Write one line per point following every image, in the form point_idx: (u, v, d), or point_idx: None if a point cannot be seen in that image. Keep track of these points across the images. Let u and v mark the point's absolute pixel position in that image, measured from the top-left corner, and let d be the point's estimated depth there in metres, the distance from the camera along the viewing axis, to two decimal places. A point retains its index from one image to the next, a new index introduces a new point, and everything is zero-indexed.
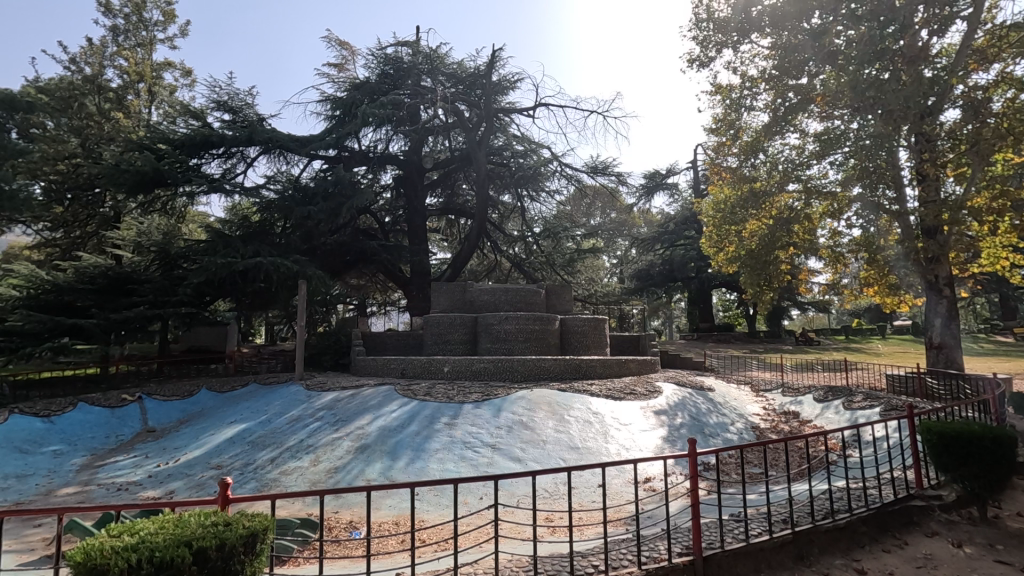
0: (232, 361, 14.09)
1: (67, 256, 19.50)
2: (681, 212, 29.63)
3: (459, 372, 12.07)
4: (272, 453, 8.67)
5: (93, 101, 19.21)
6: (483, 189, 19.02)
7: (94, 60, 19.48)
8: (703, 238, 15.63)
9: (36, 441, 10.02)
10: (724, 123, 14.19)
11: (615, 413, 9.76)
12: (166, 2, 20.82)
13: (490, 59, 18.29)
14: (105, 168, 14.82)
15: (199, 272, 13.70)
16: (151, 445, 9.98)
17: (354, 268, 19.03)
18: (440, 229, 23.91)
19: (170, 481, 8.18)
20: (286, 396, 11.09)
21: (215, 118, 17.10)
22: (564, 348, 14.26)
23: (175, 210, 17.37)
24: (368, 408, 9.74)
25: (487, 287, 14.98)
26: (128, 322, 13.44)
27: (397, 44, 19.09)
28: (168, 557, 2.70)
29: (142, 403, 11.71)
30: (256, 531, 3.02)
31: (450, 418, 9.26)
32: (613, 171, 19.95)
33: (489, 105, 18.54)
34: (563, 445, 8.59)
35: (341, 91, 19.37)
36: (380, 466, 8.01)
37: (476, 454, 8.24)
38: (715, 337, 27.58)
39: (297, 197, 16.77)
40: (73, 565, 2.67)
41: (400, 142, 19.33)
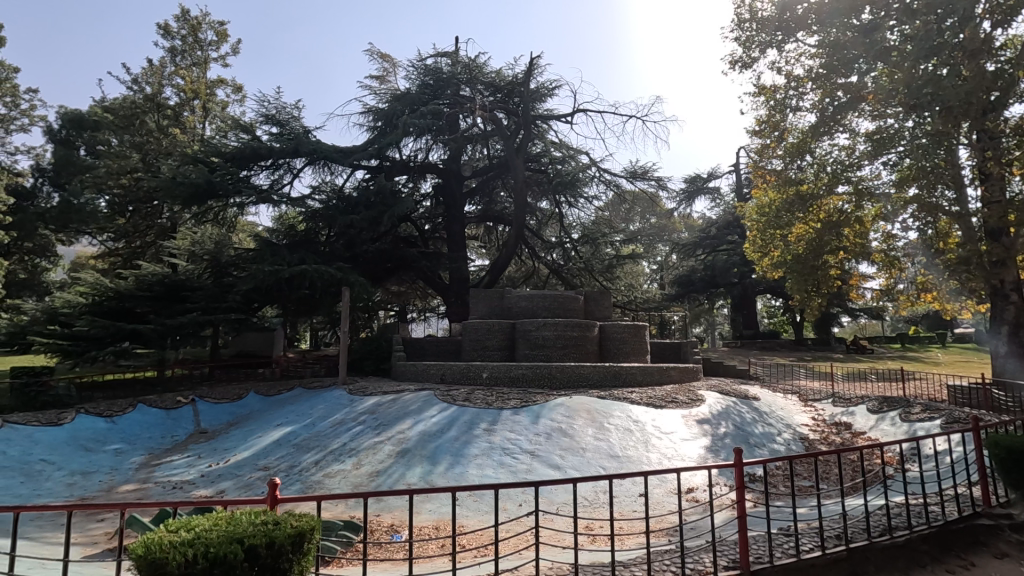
0: (279, 366, 14.61)
1: (128, 265, 20.59)
2: (724, 217, 28.92)
3: (497, 378, 12.12)
4: (317, 455, 8.88)
5: (152, 119, 20.24)
6: (521, 196, 19.12)
7: (153, 79, 20.56)
8: (746, 242, 15.26)
9: (99, 440, 10.57)
10: (768, 124, 13.80)
11: (656, 421, 9.58)
12: (219, 23, 21.80)
13: (529, 67, 18.39)
14: (162, 181, 15.64)
15: (249, 279, 14.27)
16: (203, 446, 10.39)
17: (394, 275, 19.35)
18: (478, 236, 24.11)
19: (220, 481, 8.48)
20: (330, 400, 11.39)
21: (263, 131, 17.76)
22: (603, 355, 14.12)
23: (226, 220, 18.08)
24: (409, 413, 9.89)
25: (526, 293, 14.98)
26: (182, 327, 14.04)
27: (437, 54, 19.37)
28: (221, 553, 2.80)
29: (195, 405, 12.20)
30: (303, 531, 3.09)
31: (488, 424, 9.29)
32: (653, 175, 19.65)
33: (527, 112, 18.64)
34: (603, 453, 8.49)
35: (383, 102, 19.81)
36: (420, 470, 8.10)
37: (515, 460, 8.22)
38: (760, 344, 26.77)
39: (341, 206, 17.27)
40: (135, 558, 2.82)
41: (439, 152, 19.62)
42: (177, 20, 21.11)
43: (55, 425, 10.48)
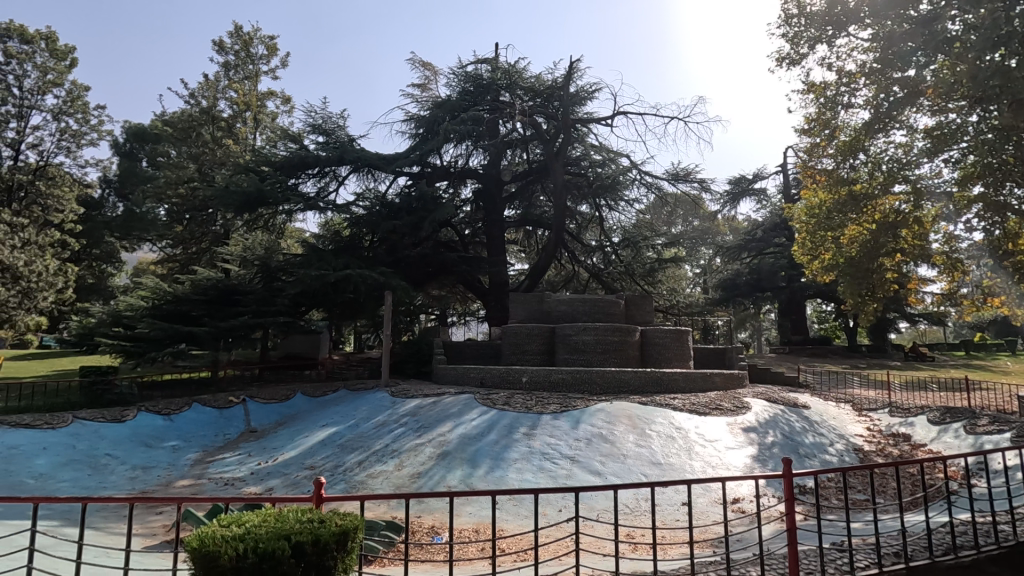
0: (324, 368, 15.04)
1: (185, 270, 21.65)
2: (771, 219, 28.01)
3: (537, 383, 12.10)
4: (360, 456, 9.08)
5: (208, 130, 21.26)
6: (561, 200, 19.09)
7: (209, 93, 21.58)
8: (795, 245, 14.64)
9: (158, 436, 11.12)
10: (818, 122, 13.32)
11: (700, 429, 9.35)
12: (269, 37, 22.71)
13: (568, 71, 18.36)
14: (217, 190, 16.39)
15: (296, 283, 14.75)
16: (254, 444, 10.78)
17: (435, 279, 19.59)
18: (518, 240, 24.18)
19: (269, 479, 8.78)
20: (373, 402, 11.63)
21: (311, 140, 18.36)
22: (645, 360, 13.89)
23: (275, 227, 18.75)
24: (449, 415, 10.00)
25: (565, 297, 14.90)
26: (234, 330, 14.62)
27: (477, 61, 19.58)
28: (270, 549, 2.90)
29: (246, 405, 12.67)
30: (347, 530, 3.17)
31: (528, 429, 9.28)
32: (696, 177, 19.25)
33: (567, 116, 18.61)
34: (644, 460, 8.34)
35: (424, 110, 20.17)
36: (460, 472, 8.16)
37: (555, 465, 8.18)
38: (810, 350, 25.74)
39: (384, 212, 17.65)
40: (189, 550, 2.93)
41: (479, 157, 19.79)
42: (231, 37, 22.13)
43: (118, 422, 11.09)
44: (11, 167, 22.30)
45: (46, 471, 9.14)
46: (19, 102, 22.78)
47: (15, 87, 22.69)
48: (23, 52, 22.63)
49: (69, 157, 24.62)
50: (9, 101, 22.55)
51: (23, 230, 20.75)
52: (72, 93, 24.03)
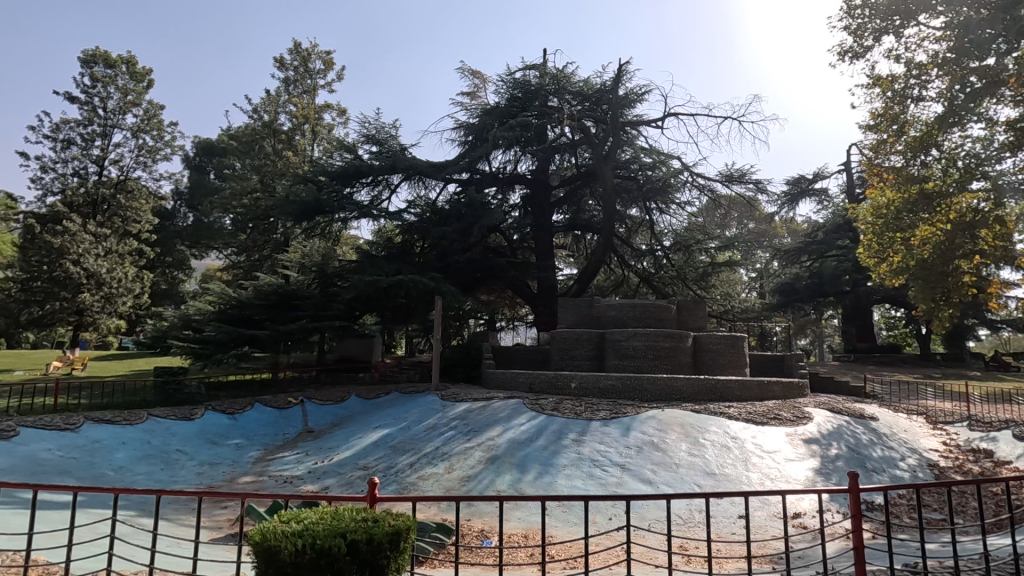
0: (377, 371, 15.45)
1: (248, 276, 22.78)
2: (834, 220, 26.68)
3: (586, 389, 11.99)
4: (411, 458, 9.26)
5: (269, 143, 22.32)
6: (610, 205, 18.87)
7: (271, 108, 22.67)
8: (860, 248, 13.87)
9: (223, 434, 11.71)
10: (884, 118, 12.62)
11: (757, 439, 9.00)
12: (326, 52, 23.64)
13: (617, 73, 18.17)
14: (278, 200, 17.16)
15: (351, 289, 15.23)
16: (311, 444, 11.18)
17: (484, 284, 19.76)
18: (567, 244, 24.08)
19: (325, 478, 9.08)
20: (424, 405, 11.84)
21: (364, 150, 18.95)
22: (697, 367, 13.51)
23: (331, 234, 19.44)
24: (498, 420, 10.05)
25: (615, 302, 14.71)
26: (293, 333, 15.24)
27: (525, 67, 19.68)
28: (327, 546, 3.00)
29: (304, 406, 13.17)
30: (399, 530, 3.23)
31: (577, 435, 9.20)
32: (752, 178, 18.61)
33: (616, 119, 18.42)
34: (697, 470, 8.10)
35: (473, 117, 20.44)
36: (509, 477, 8.18)
37: (605, 473, 8.06)
38: (877, 358, 24.31)
39: (434, 218, 17.99)
40: (252, 544, 3.06)
41: (528, 163, 19.84)
42: (291, 53, 23.19)
43: (188, 420, 11.76)
44: (96, 182, 24.16)
45: (125, 464, 9.78)
46: (103, 122, 24.68)
47: (100, 108, 24.61)
48: (107, 76, 24.52)
49: (146, 171, 26.44)
50: (95, 121, 24.47)
51: (105, 240, 22.42)
52: (149, 112, 25.82)
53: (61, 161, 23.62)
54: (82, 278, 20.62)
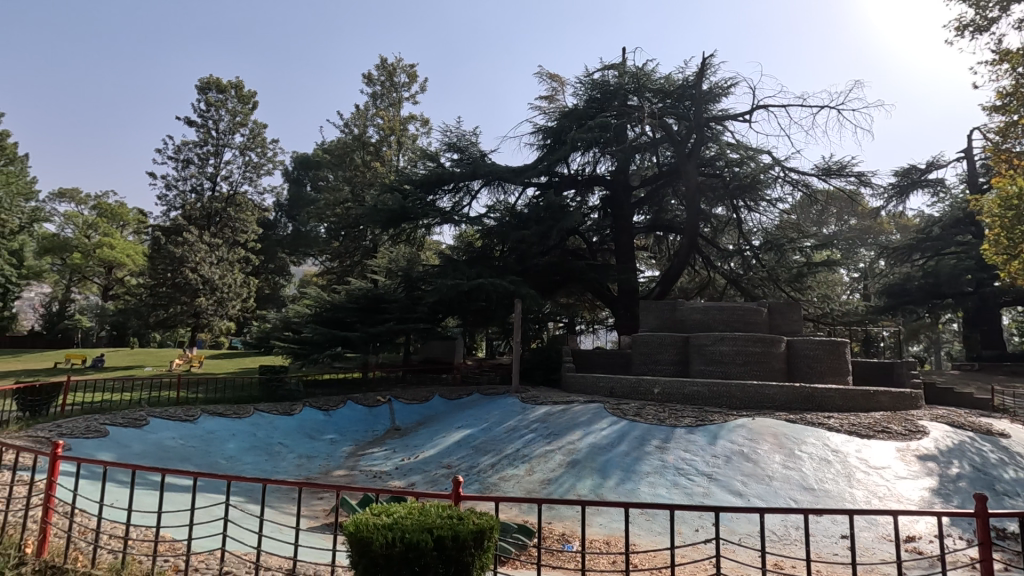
0: (459, 372, 15.88)
1: (340, 281, 24.20)
2: (952, 213, 24.03)
3: (669, 395, 11.64)
4: (493, 458, 9.42)
5: (359, 155, 23.60)
6: (693, 203, 18.19)
7: (360, 122, 23.97)
8: (984, 244, 12.43)
9: (320, 429, 12.51)
10: (1015, 97, 11.23)
11: (862, 453, 8.29)
12: (410, 66, 24.67)
13: (700, 68, 17.55)
14: (367, 209, 18.11)
15: (434, 292, 15.77)
16: (398, 441, 11.67)
17: (563, 287, 19.72)
18: (648, 246, 23.52)
19: (411, 474, 9.45)
20: (504, 407, 11.99)
21: (446, 158, 19.55)
22: (792, 374, 12.68)
23: (416, 240, 20.23)
24: (579, 424, 9.98)
25: (700, 305, 14.16)
26: (381, 335, 16.02)
27: (604, 68, 19.49)
28: (415, 540, 3.12)
29: (391, 405, 13.79)
30: (483, 529, 3.29)
31: (660, 441, 8.95)
32: (853, 170, 17.22)
33: (700, 115, 17.76)
34: (793, 484, 7.58)
35: (552, 121, 20.48)
36: (590, 482, 8.10)
37: (691, 482, 7.76)
38: (1008, 367, 21.59)
39: (513, 222, 18.21)
40: (347, 534, 3.23)
41: (607, 164, 19.55)
42: (378, 69, 24.41)
43: (288, 414, 12.68)
44: (210, 197, 26.69)
45: (235, 453, 10.67)
46: (216, 142, 27.23)
47: (214, 130, 27.20)
48: (219, 100, 27.05)
49: (252, 185, 28.86)
50: (209, 142, 27.06)
51: (217, 249, 24.71)
52: (254, 132, 28.20)
53: (182, 179, 26.33)
54: (199, 284, 22.85)
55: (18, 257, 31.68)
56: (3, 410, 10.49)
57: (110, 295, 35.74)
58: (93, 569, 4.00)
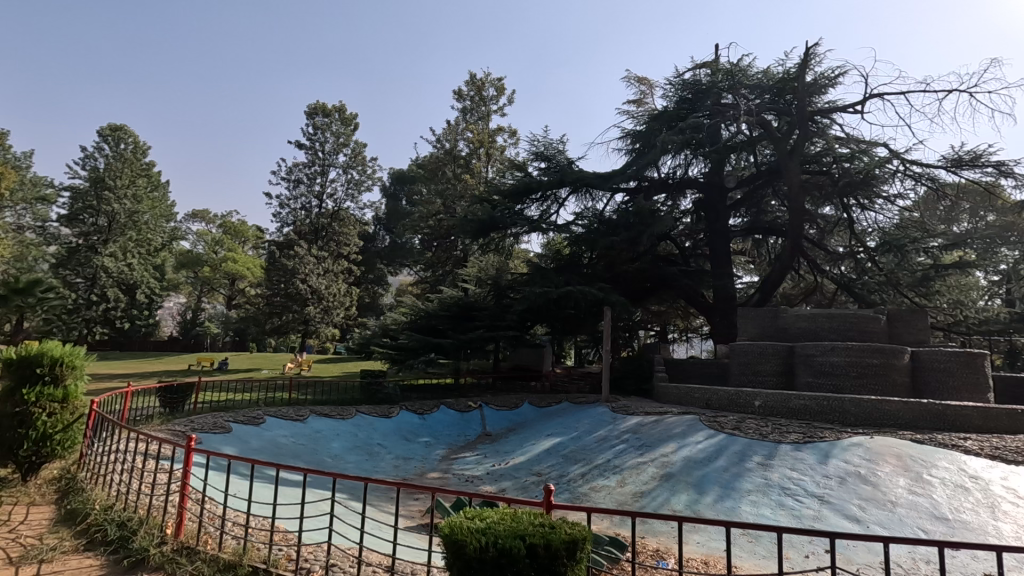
0: (548, 381, 15.95)
1: (434, 289, 25.17)
2: None
3: (772, 408, 10.91)
4: (583, 468, 9.31)
5: (450, 168, 24.45)
6: (796, 203, 16.99)
7: (452, 137, 24.85)
8: None
9: (415, 432, 13.04)
10: None
11: (1009, 481, 7.24)
12: (498, 80, 25.25)
13: (803, 59, 16.44)
14: (458, 219, 18.72)
15: (523, 300, 15.94)
16: (489, 447, 11.89)
17: (654, 295, 19.17)
18: (746, 250, 22.29)
19: (502, 480, 9.57)
20: (594, 416, 11.83)
21: (534, 167, 19.76)
22: (918, 390, 11.40)
23: (505, 249, 20.60)
24: (673, 436, 9.62)
25: (805, 312, 13.15)
26: (471, 342, 16.42)
27: (695, 67, 18.84)
28: (507, 546, 3.14)
29: (482, 411, 14.09)
30: (576, 539, 3.26)
31: (763, 458, 8.39)
32: (989, 160, 15.25)
33: (803, 109, 16.60)
34: (922, 511, 6.76)
35: (641, 124, 20.05)
36: (685, 497, 7.75)
37: (799, 504, 7.17)
38: None
39: (602, 229, 17.98)
40: (442, 535, 3.30)
41: (700, 166, 18.78)
42: (468, 85, 25.22)
43: (386, 417, 13.36)
44: (318, 213, 28.86)
45: (340, 452, 11.38)
46: (322, 162, 29.43)
47: (320, 151, 29.43)
48: (325, 124, 29.25)
49: (354, 201, 30.84)
50: (316, 163, 29.30)
51: (324, 261, 26.69)
52: (355, 151, 30.17)
53: (293, 198, 28.70)
54: (308, 294, 24.78)
55: (161, 271, 36.05)
56: (148, 406, 11.91)
57: (233, 304, 39.71)
58: (219, 553, 4.43)
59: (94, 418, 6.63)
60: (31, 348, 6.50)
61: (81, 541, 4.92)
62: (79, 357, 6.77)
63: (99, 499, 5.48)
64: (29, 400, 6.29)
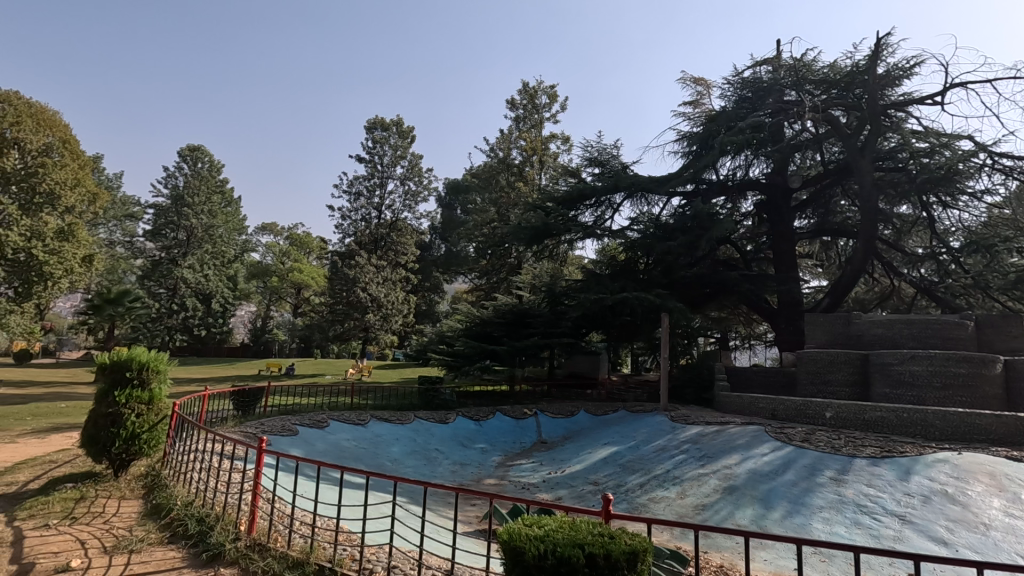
0: (605, 389, 15.76)
1: (489, 297, 25.40)
2: None
3: (846, 420, 10.31)
4: (641, 478, 9.11)
5: (504, 177, 24.67)
6: (868, 202, 16.03)
7: (505, 145, 25.08)
8: None
9: (472, 438, 13.18)
10: None
11: None
12: (550, 87, 25.32)
13: (874, 50, 15.55)
14: (512, 227, 18.84)
15: (578, 307, 15.82)
16: (545, 454, 11.85)
17: (714, 300, 18.56)
18: (814, 253, 21.23)
19: (559, 488, 9.49)
20: (652, 425, 11.57)
21: (588, 173, 19.65)
22: (1013, 402, 10.45)
23: (559, 255, 20.55)
24: (737, 447, 9.27)
25: (881, 318, 12.37)
26: (526, 349, 16.46)
27: (755, 64, 18.21)
28: (567, 555, 3.11)
29: (538, 418, 14.09)
30: (636, 550, 3.19)
31: (836, 473, 7.93)
32: None
33: (875, 103, 15.69)
34: (1020, 536, 6.16)
35: (698, 126, 19.55)
36: (751, 512, 7.43)
37: (877, 523, 6.71)
38: None
39: (658, 233, 17.62)
40: (501, 541, 3.30)
41: (762, 166, 18.09)
42: (520, 93, 25.39)
43: (443, 423, 13.58)
44: (377, 224, 29.83)
45: (399, 456, 11.66)
46: (380, 175, 30.41)
47: (379, 164, 30.44)
48: (383, 137, 30.26)
49: (410, 211, 31.66)
50: (375, 175, 30.32)
51: (383, 270, 27.53)
52: (412, 163, 31.02)
53: (354, 210, 29.78)
54: (368, 302, 25.59)
55: (234, 281, 38.24)
56: (222, 408, 12.65)
57: (300, 312, 41.58)
58: (288, 550, 4.63)
59: (176, 419, 7.12)
60: (122, 353, 7.08)
61: (166, 534, 5.27)
62: (162, 362, 7.25)
63: (180, 496, 5.86)
64: (119, 401, 6.84)
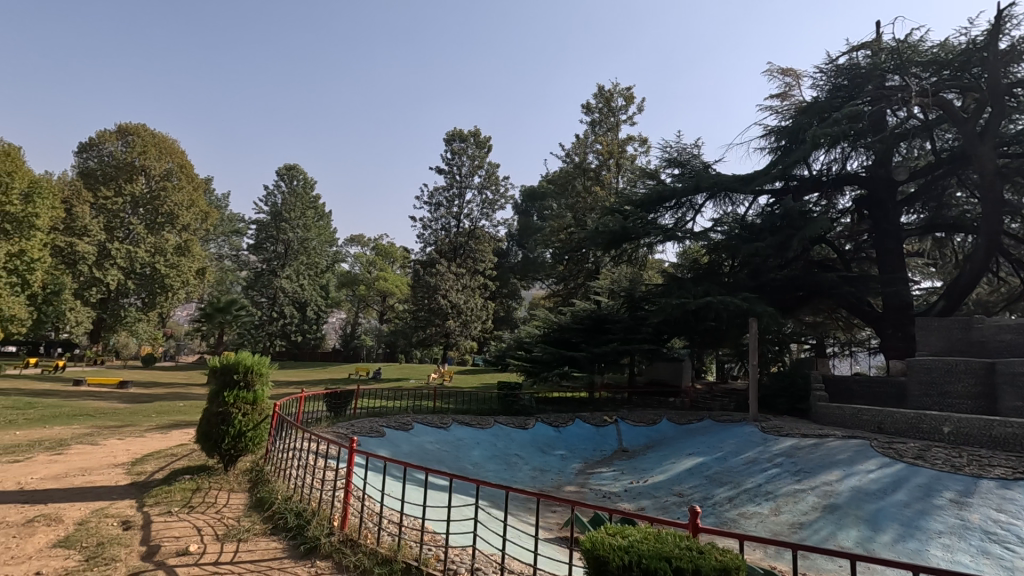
0: (688, 397, 15.38)
1: (567, 302, 25.25)
2: None
3: (968, 435, 9.26)
4: (730, 491, 8.66)
5: (580, 181, 24.57)
6: (990, 192, 14.37)
7: (581, 150, 24.96)
8: None
9: (551, 444, 13.15)
10: None
11: None
12: (626, 89, 24.90)
13: (993, 24, 13.97)
14: (589, 231, 18.65)
15: (659, 312, 15.37)
16: (626, 463, 11.59)
17: (809, 304, 17.36)
18: (925, 251, 19.30)
19: (641, 498, 9.24)
20: (741, 436, 10.97)
21: (667, 174, 19.12)
22: None
23: (638, 260, 20.08)
24: (838, 462, 8.58)
25: (1009, 322, 11.04)
26: (605, 355, 16.20)
27: (852, 50, 16.93)
28: (653, 567, 3.00)
29: (618, 426, 13.82)
30: (728, 568, 3.05)
31: (957, 495, 7.13)
32: None
33: (997, 82, 14.09)
34: None
35: (787, 119, 18.44)
36: (856, 533, 6.83)
37: (1010, 553, 5.94)
38: None
39: (744, 233, 16.78)
40: (584, 550, 3.24)
41: (861, 158, 16.76)
42: (596, 97, 25.12)
43: (522, 428, 13.63)
44: (456, 232, 30.63)
45: (480, 460, 11.85)
46: (459, 184, 31.24)
47: (458, 174, 31.29)
48: (461, 149, 31.11)
49: (488, 219, 32.24)
50: (454, 185, 31.19)
51: (462, 278, 28.18)
52: (489, 172, 31.60)
53: (434, 220, 30.77)
54: (448, 308, 26.32)
55: (326, 290, 40.71)
56: (317, 409, 13.48)
57: (385, 319, 43.47)
58: (377, 547, 4.83)
59: (276, 419, 7.67)
60: (230, 358, 7.74)
61: (268, 526, 5.68)
62: (265, 366, 7.85)
63: (280, 491, 6.29)
64: (229, 401, 7.47)
